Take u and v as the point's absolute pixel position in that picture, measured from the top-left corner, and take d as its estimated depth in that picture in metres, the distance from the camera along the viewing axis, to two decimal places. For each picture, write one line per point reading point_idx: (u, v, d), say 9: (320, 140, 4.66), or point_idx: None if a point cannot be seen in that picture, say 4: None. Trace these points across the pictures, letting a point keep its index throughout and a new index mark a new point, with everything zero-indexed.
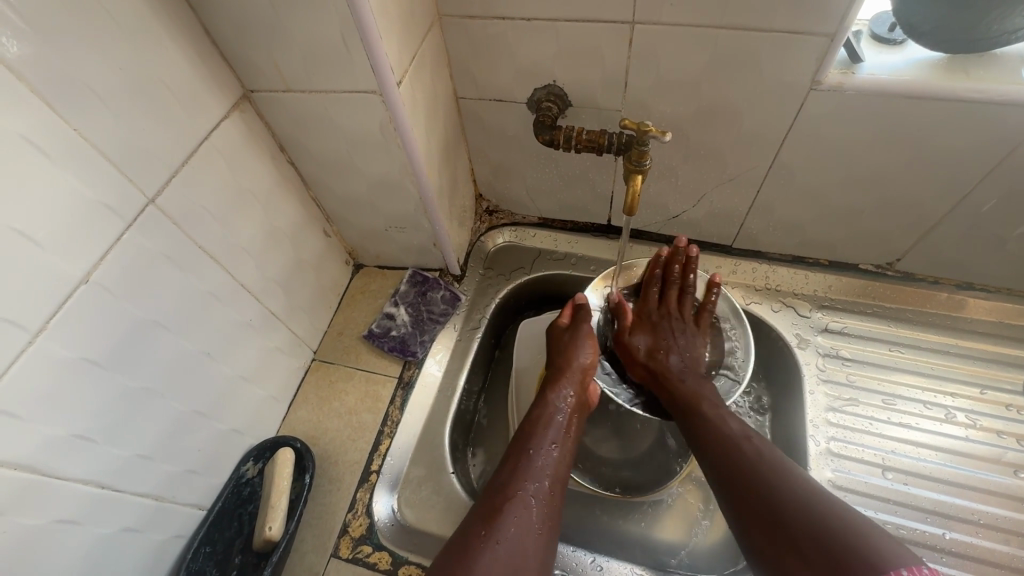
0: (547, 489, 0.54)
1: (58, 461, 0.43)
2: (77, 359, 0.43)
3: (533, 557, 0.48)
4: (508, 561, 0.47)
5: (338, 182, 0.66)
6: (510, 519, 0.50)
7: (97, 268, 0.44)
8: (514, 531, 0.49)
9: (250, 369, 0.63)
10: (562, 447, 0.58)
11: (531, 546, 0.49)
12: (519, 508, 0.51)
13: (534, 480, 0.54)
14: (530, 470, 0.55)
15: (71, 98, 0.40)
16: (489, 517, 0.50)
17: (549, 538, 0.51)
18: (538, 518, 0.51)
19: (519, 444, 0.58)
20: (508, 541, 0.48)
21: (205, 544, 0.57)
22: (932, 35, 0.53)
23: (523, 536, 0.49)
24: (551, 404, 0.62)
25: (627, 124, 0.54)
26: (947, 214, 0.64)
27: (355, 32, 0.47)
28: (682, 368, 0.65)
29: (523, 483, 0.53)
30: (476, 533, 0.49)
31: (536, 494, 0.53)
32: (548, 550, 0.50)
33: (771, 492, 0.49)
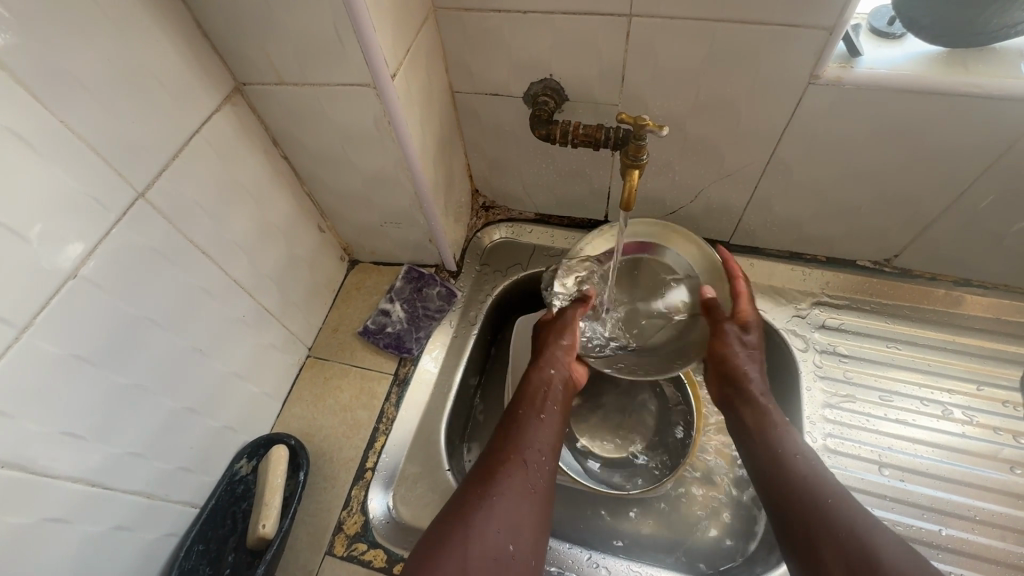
0: (542, 455, 0.56)
1: (51, 456, 0.43)
2: (66, 355, 0.43)
3: (528, 517, 0.50)
4: (504, 520, 0.49)
5: (332, 178, 0.65)
6: (505, 477, 0.52)
7: (86, 262, 0.43)
8: (511, 490, 0.51)
9: (244, 365, 0.62)
10: (556, 409, 0.61)
11: (526, 505, 0.51)
12: (515, 469, 0.53)
13: (531, 444, 0.56)
14: (526, 432, 0.57)
15: (58, 89, 0.39)
16: (486, 477, 0.52)
17: (543, 495, 0.53)
18: (534, 478, 0.54)
19: (515, 405, 0.60)
20: (505, 500, 0.50)
21: (198, 542, 0.57)
22: (932, 29, 0.52)
23: (518, 492, 0.52)
24: (546, 374, 0.63)
25: (624, 117, 0.53)
26: (945, 210, 0.64)
27: (348, 25, 0.46)
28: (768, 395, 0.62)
29: (518, 446, 0.55)
30: (473, 493, 0.51)
31: (533, 459, 0.55)
32: (543, 511, 0.52)
33: (821, 516, 0.49)
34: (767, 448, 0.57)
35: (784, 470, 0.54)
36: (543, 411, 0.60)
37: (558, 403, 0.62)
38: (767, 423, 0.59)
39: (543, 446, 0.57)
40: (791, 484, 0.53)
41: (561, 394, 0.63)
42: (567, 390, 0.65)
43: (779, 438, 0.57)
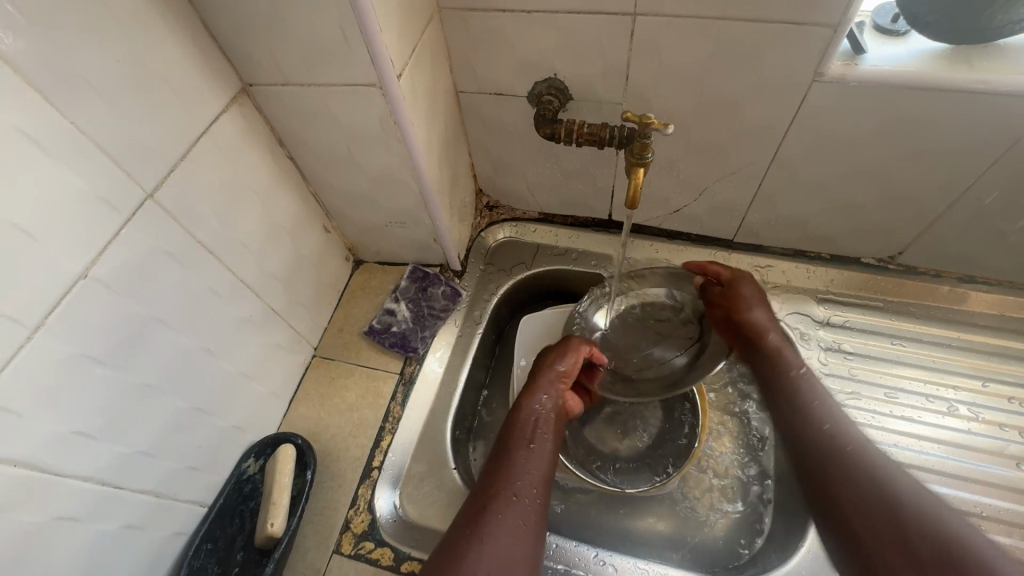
0: (531, 489, 0.55)
1: (62, 456, 0.43)
2: (76, 355, 0.43)
3: (522, 550, 0.50)
4: (496, 555, 0.48)
5: (338, 178, 0.65)
6: (495, 516, 0.51)
7: (95, 263, 0.43)
8: (502, 525, 0.51)
9: (251, 365, 0.62)
10: (545, 443, 0.60)
11: (518, 538, 0.50)
12: (504, 503, 0.53)
13: (519, 478, 0.55)
14: (514, 468, 0.56)
15: (68, 91, 0.40)
16: (473, 519, 0.51)
17: (536, 533, 0.52)
18: (525, 514, 0.52)
19: (503, 443, 0.60)
20: (497, 535, 0.50)
21: (206, 541, 0.57)
22: (937, 24, 0.52)
23: (510, 530, 0.51)
24: (529, 410, 0.62)
25: (629, 116, 0.53)
26: (949, 207, 0.64)
27: (354, 25, 0.46)
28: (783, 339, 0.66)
29: (506, 482, 0.55)
30: (465, 530, 0.50)
31: (524, 491, 0.54)
32: (537, 544, 0.51)
33: (862, 487, 0.52)
34: (810, 423, 0.59)
35: (829, 443, 0.56)
36: (530, 443, 0.59)
37: (548, 434, 0.61)
38: (810, 399, 0.61)
39: (531, 478, 0.56)
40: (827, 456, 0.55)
41: (549, 423, 0.62)
42: (557, 418, 0.64)
43: (817, 413, 0.59)
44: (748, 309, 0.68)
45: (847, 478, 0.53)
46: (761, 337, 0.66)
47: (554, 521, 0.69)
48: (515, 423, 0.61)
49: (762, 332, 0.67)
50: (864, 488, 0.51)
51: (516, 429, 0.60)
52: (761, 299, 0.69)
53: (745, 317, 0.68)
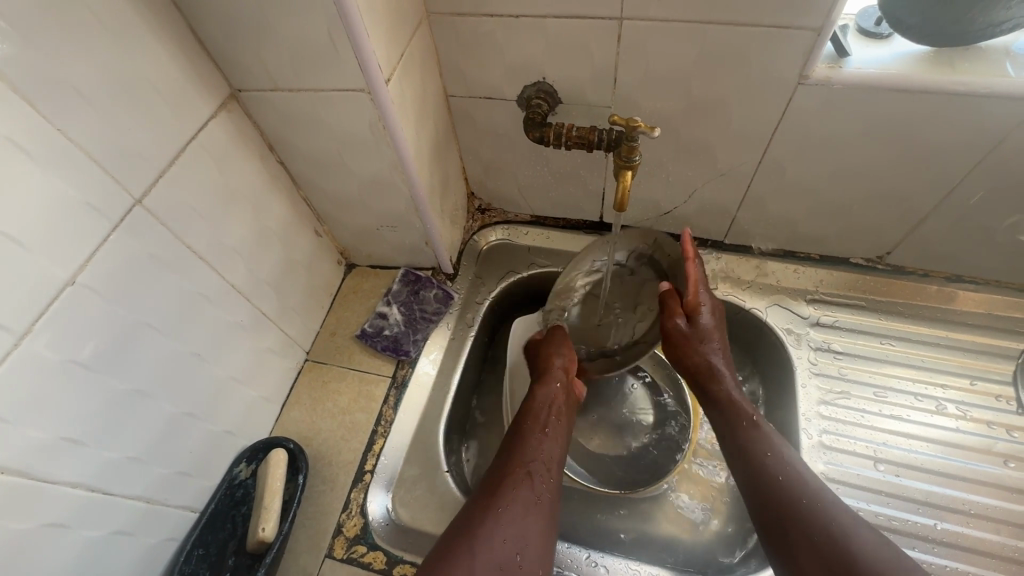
0: (544, 469, 0.57)
1: (50, 463, 0.43)
2: (64, 361, 0.43)
3: (534, 528, 0.52)
4: (510, 531, 0.51)
5: (328, 182, 0.66)
6: (510, 490, 0.54)
7: (83, 269, 0.43)
8: (516, 501, 0.53)
9: (242, 370, 0.62)
10: (558, 421, 0.62)
11: (531, 516, 0.53)
12: (519, 480, 0.55)
13: (534, 458, 0.57)
14: (529, 444, 0.59)
15: (53, 97, 0.40)
16: (490, 491, 0.54)
17: (547, 505, 0.55)
18: (537, 488, 0.55)
19: (519, 416, 0.63)
20: (513, 509, 0.52)
21: (198, 546, 0.57)
22: (919, 28, 0.53)
23: (523, 503, 0.53)
24: (548, 395, 0.64)
25: (616, 119, 0.54)
26: (935, 208, 0.65)
27: (341, 30, 0.47)
28: (744, 395, 0.65)
29: (520, 461, 0.57)
30: (478, 510, 0.52)
31: (539, 469, 0.57)
32: (550, 521, 0.54)
33: (822, 547, 0.49)
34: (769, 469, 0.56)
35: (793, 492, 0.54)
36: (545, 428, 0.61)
37: (561, 412, 0.64)
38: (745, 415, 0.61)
39: (545, 458, 0.58)
40: (788, 506, 0.53)
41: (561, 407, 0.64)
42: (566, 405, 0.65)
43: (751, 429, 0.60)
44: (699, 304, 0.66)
45: (808, 534, 0.51)
46: (722, 385, 0.65)
47: None
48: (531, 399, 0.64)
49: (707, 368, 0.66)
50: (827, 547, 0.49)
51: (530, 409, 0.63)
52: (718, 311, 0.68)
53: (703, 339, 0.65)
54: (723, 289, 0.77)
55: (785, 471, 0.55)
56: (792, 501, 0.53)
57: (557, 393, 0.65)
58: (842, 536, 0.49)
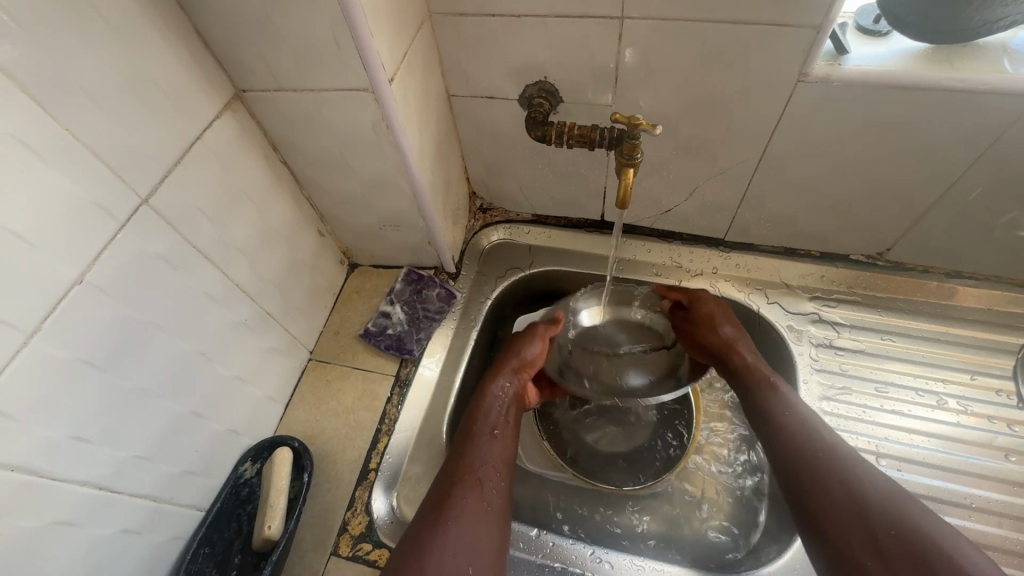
0: (490, 477, 0.56)
1: (60, 461, 0.43)
2: (72, 360, 0.43)
3: (483, 535, 0.51)
4: (457, 541, 0.50)
5: (331, 182, 0.66)
6: (460, 502, 0.53)
7: (90, 268, 0.44)
8: (463, 513, 0.52)
9: (247, 370, 0.62)
10: (506, 431, 0.62)
11: (479, 524, 0.52)
12: (463, 491, 0.54)
13: (481, 467, 0.57)
14: (476, 455, 0.58)
15: (62, 98, 0.40)
16: (439, 503, 0.53)
17: (499, 517, 0.54)
18: (488, 499, 0.55)
19: (467, 426, 0.62)
20: (464, 521, 0.51)
21: (204, 545, 0.57)
22: (917, 25, 0.54)
23: (474, 515, 0.52)
24: (485, 407, 0.63)
25: (618, 117, 0.54)
26: (934, 204, 0.65)
27: (345, 30, 0.47)
28: (755, 355, 0.66)
29: (469, 471, 0.56)
30: (429, 522, 0.51)
31: (484, 478, 0.56)
32: (499, 533, 0.53)
33: (839, 504, 0.50)
34: (788, 430, 0.57)
35: (816, 450, 0.54)
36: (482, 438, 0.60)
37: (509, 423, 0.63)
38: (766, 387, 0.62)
39: (490, 467, 0.57)
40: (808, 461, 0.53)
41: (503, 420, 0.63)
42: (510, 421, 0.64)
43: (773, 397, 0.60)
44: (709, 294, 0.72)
45: (826, 489, 0.51)
46: (735, 350, 0.66)
47: (550, 520, 0.69)
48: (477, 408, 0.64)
49: (729, 342, 0.67)
50: (845, 502, 0.49)
51: (477, 418, 0.62)
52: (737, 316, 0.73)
53: (709, 311, 0.69)
54: (721, 287, 0.78)
55: (804, 432, 0.56)
56: (811, 458, 0.54)
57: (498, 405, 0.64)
58: (866, 490, 0.49)
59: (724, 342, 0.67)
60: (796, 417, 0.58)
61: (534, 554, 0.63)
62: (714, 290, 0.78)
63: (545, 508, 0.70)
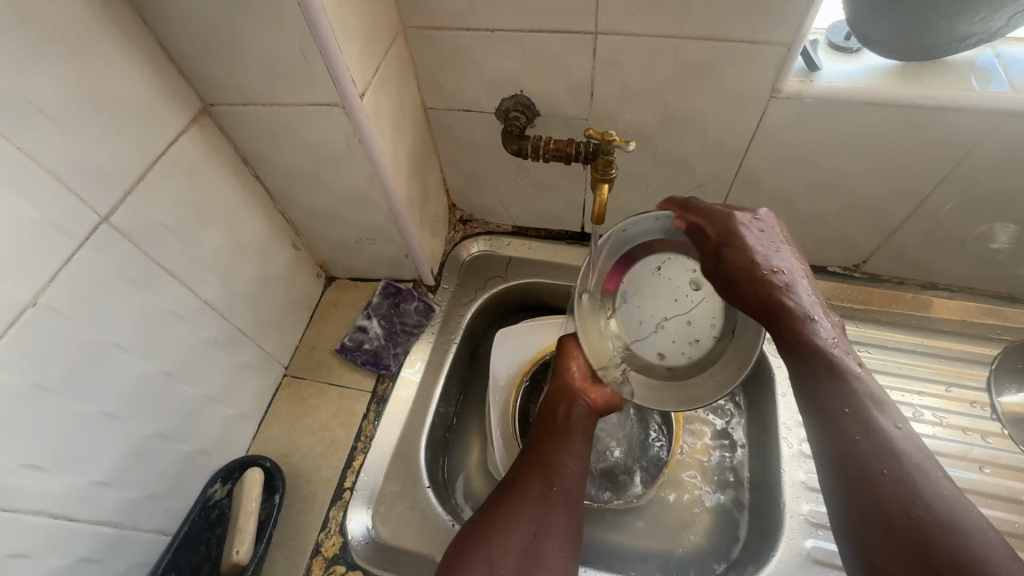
0: (562, 469, 0.58)
1: (7, 491, 0.41)
2: (27, 386, 0.42)
3: (553, 524, 0.54)
4: (523, 523, 0.53)
5: (305, 196, 0.65)
6: (534, 485, 0.56)
7: (45, 290, 0.42)
8: (538, 494, 0.56)
9: (217, 388, 0.61)
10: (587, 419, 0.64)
11: (548, 511, 0.54)
12: (535, 478, 0.57)
13: (558, 454, 0.59)
14: (560, 443, 0.60)
15: (15, 115, 0.39)
16: (514, 483, 0.57)
17: (574, 502, 0.56)
18: (565, 484, 0.57)
19: (550, 413, 0.64)
20: (534, 503, 0.55)
21: (170, 571, 0.56)
22: (884, 43, 0.54)
23: (550, 498, 0.55)
24: (564, 399, 0.64)
25: (591, 133, 0.54)
26: (907, 218, 0.66)
27: (313, 45, 0.46)
28: (828, 334, 0.51)
29: (546, 456, 0.59)
30: (505, 498, 0.56)
31: (563, 463, 0.59)
32: (574, 514, 0.56)
33: (894, 513, 0.42)
34: (854, 445, 0.45)
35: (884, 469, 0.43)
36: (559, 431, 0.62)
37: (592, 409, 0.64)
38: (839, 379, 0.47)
39: (566, 460, 0.59)
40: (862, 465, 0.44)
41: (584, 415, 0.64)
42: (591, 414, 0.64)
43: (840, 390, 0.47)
44: (739, 220, 0.53)
45: (887, 517, 0.42)
46: (805, 319, 0.51)
47: None
48: (555, 395, 0.65)
49: (785, 298, 0.51)
50: (909, 534, 0.41)
51: (557, 405, 0.64)
52: (777, 228, 0.56)
53: (743, 260, 0.52)
54: None
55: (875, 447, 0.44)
56: (870, 477, 0.43)
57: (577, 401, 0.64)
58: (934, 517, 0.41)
59: (774, 301, 0.51)
60: (858, 419, 0.45)
61: None
62: None
63: None
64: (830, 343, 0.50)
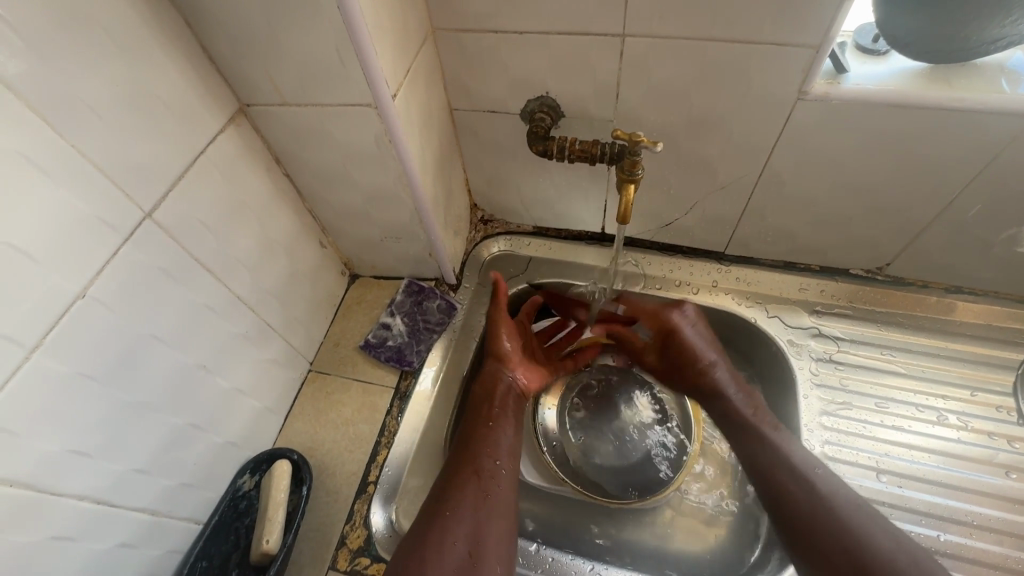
0: (493, 464, 0.61)
1: (56, 475, 0.43)
2: (74, 374, 0.43)
3: (486, 528, 0.56)
4: (461, 529, 0.55)
5: (334, 195, 0.66)
6: (459, 494, 0.57)
7: (93, 283, 0.44)
8: (462, 502, 0.57)
9: (247, 382, 0.62)
10: (506, 424, 0.66)
11: (482, 515, 0.56)
12: (467, 482, 0.59)
13: (482, 458, 0.61)
14: (483, 448, 0.62)
15: (69, 114, 0.40)
16: (441, 497, 0.58)
17: (500, 508, 0.58)
18: (488, 488, 0.59)
19: (473, 418, 0.66)
20: (460, 510, 0.56)
21: (202, 559, 0.57)
22: (914, 46, 0.54)
23: (474, 506, 0.57)
24: (499, 383, 0.70)
25: (619, 133, 0.54)
26: (933, 221, 0.66)
27: (350, 47, 0.47)
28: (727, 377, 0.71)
29: (470, 462, 0.61)
30: (434, 510, 0.56)
31: (486, 468, 0.61)
32: (500, 515, 0.58)
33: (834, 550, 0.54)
34: (795, 493, 0.59)
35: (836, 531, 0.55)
36: (491, 421, 0.66)
37: (509, 407, 0.68)
38: (777, 445, 0.63)
39: (494, 457, 0.62)
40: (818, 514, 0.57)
41: (514, 397, 0.70)
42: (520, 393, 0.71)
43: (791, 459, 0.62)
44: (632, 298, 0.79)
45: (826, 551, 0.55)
46: (714, 368, 0.71)
47: (550, 532, 0.69)
48: (476, 405, 0.68)
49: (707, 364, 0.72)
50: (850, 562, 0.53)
51: (478, 410, 0.67)
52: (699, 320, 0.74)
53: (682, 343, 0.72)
54: (720, 299, 0.78)
55: (820, 512, 0.57)
56: (813, 521, 0.57)
57: (509, 383, 0.70)
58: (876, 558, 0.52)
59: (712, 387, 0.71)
60: (824, 475, 0.60)
61: (532, 569, 0.62)
62: (713, 302, 0.78)
63: (544, 522, 0.70)
64: (743, 408, 0.69)
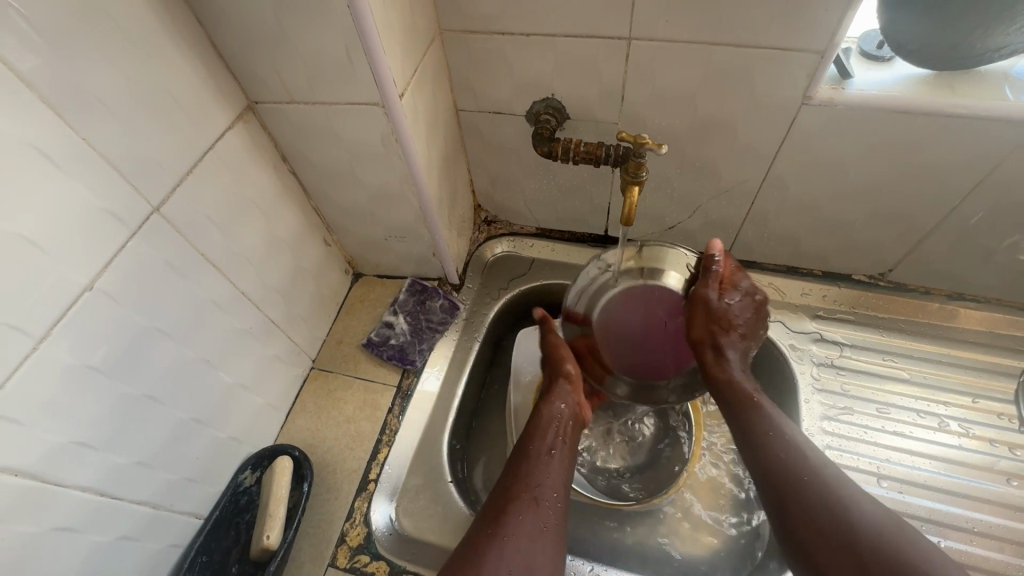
0: (552, 495, 0.55)
1: (62, 467, 0.43)
2: (81, 365, 0.44)
3: (541, 555, 0.50)
4: (518, 559, 0.48)
5: (339, 193, 0.67)
6: (515, 519, 0.51)
7: (101, 275, 0.44)
8: (519, 529, 0.50)
9: (249, 377, 0.63)
10: (561, 456, 0.59)
11: (541, 544, 0.50)
12: (523, 506, 0.53)
13: (539, 483, 0.55)
14: (537, 477, 0.56)
15: (79, 108, 0.41)
16: (494, 523, 0.51)
17: (556, 541, 0.52)
18: (546, 518, 0.53)
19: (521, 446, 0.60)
20: (515, 539, 0.49)
21: (202, 553, 0.57)
22: (918, 52, 0.54)
23: (532, 535, 0.50)
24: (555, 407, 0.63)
25: (624, 136, 0.54)
26: (936, 226, 0.66)
27: (359, 47, 0.48)
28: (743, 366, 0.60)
29: (526, 486, 0.54)
30: (484, 533, 0.50)
31: (545, 498, 0.54)
32: (558, 543, 0.52)
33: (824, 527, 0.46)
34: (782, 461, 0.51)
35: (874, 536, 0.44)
36: (551, 449, 0.59)
37: (567, 435, 0.61)
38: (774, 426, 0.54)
39: (551, 484, 0.56)
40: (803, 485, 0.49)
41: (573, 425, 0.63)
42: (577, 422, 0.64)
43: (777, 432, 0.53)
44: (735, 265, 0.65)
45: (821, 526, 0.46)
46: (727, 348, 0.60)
47: None
48: (531, 431, 0.61)
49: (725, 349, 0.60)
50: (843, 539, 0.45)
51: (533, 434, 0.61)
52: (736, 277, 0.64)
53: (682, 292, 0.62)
54: None
55: (826, 507, 0.47)
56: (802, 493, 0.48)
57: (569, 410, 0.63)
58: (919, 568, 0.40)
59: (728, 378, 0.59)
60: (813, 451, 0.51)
61: None
62: None
63: None
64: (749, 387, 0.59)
